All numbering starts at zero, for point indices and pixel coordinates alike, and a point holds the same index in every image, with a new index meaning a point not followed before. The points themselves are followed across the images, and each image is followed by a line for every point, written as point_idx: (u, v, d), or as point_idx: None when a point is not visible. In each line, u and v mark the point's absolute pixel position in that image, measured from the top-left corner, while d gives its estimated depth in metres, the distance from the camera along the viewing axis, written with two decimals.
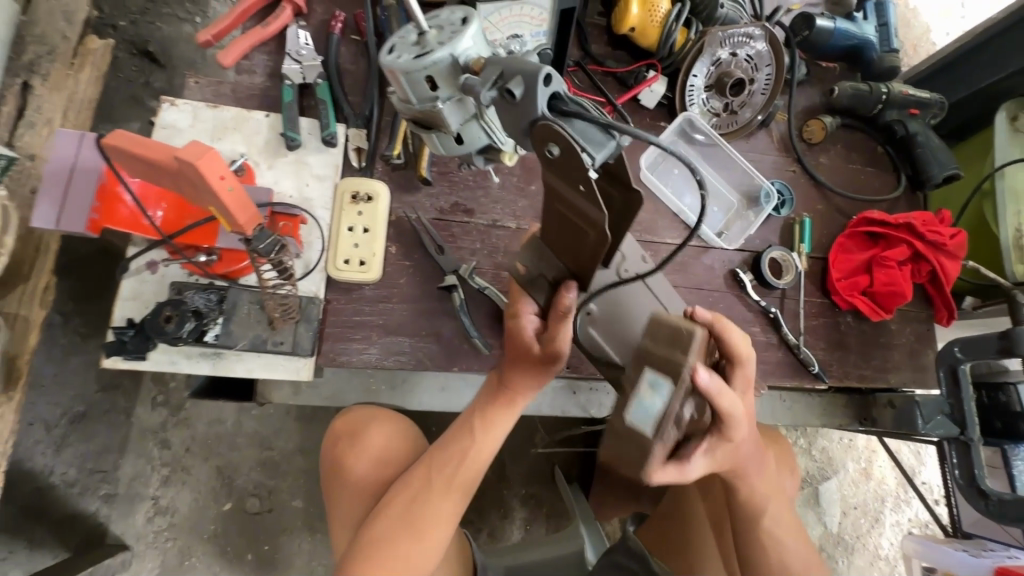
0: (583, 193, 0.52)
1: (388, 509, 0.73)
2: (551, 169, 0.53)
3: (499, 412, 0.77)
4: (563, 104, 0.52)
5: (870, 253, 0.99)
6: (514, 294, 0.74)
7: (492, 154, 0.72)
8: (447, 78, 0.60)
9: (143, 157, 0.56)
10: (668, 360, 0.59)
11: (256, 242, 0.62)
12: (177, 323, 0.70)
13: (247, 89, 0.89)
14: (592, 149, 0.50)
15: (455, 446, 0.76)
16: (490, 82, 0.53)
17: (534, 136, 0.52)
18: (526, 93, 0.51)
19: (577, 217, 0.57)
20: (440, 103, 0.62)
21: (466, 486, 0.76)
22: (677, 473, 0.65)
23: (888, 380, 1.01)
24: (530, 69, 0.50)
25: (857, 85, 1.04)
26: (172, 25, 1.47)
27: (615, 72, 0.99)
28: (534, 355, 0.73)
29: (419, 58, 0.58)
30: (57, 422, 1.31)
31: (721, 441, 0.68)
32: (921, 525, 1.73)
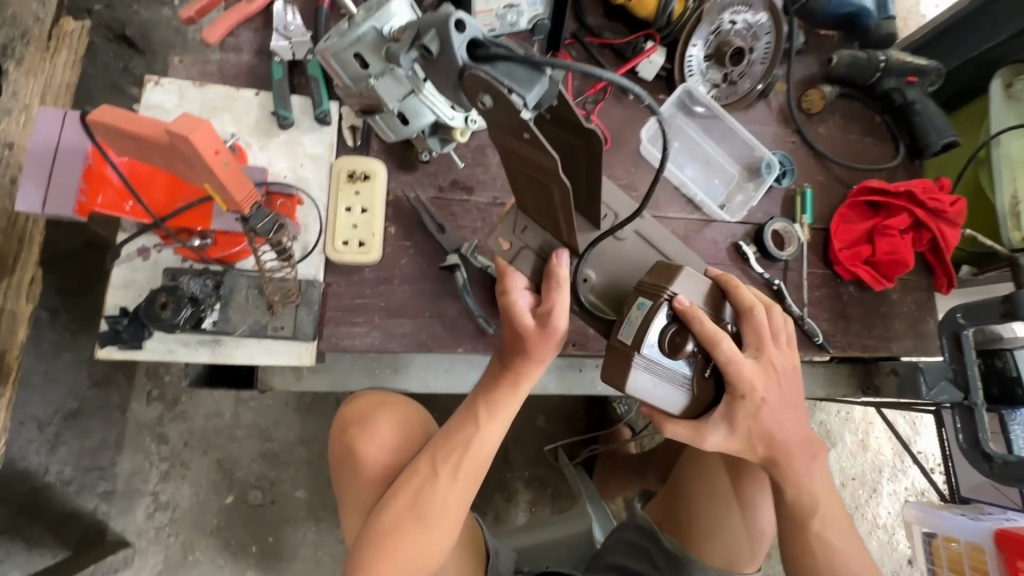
0: (530, 142, 0.53)
1: (396, 499, 0.71)
2: (495, 123, 0.54)
3: (502, 395, 0.75)
4: (484, 48, 0.52)
5: (871, 223, 0.99)
6: (500, 272, 0.73)
7: (445, 135, 0.77)
8: (373, 51, 0.66)
9: (132, 132, 0.53)
10: (651, 286, 0.69)
11: (254, 220, 0.60)
12: (173, 310, 0.69)
13: (234, 68, 0.85)
14: (521, 89, 0.50)
15: (459, 433, 0.74)
16: (407, 43, 0.58)
17: (466, 89, 0.52)
18: (443, 48, 0.52)
19: (540, 174, 0.58)
20: (373, 78, 0.68)
21: (472, 473, 0.74)
22: (690, 428, 0.72)
23: (890, 349, 1.01)
24: (441, 18, 0.51)
25: (855, 53, 1.03)
26: (150, 9, 1.42)
27: (613, 43, 0.97)
28: (531, 333, 0.71)
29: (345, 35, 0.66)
30: (49, 420, 1.28)
31: (737, 403, 0.71)
32: (917, 493, 1.76)
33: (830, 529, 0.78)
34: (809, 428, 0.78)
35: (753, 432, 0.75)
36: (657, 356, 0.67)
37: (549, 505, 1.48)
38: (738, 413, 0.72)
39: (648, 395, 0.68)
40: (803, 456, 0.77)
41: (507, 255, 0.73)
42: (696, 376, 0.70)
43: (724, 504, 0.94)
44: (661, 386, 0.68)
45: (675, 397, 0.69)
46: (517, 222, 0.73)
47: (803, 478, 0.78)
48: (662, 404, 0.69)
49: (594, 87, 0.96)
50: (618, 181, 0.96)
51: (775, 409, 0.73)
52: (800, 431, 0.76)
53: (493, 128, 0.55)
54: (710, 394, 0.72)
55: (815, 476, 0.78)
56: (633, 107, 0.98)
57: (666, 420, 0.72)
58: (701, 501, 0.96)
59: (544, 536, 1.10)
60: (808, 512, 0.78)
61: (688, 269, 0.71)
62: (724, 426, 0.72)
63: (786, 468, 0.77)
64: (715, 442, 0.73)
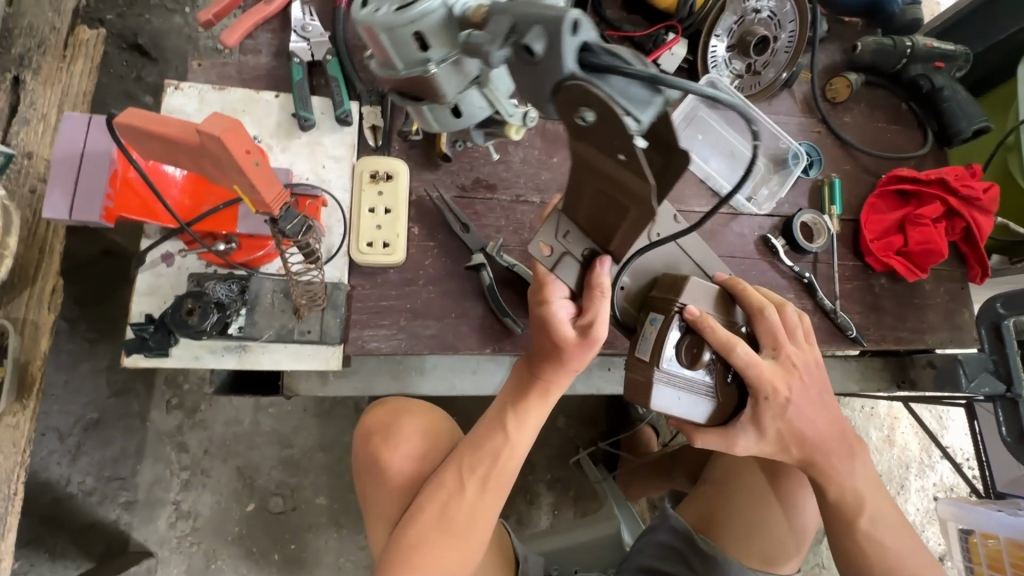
0: (621, 164, 0.50)
1: (425, 511, 0.68)
2: (584, 136, 0.50)
3: (530, 405, 0.71)
4: (595, 53, 0.46)
5: (903, 212, 0.97)
6: (539, 278, 0.68)
7: (497, 131, 0.68)
8: (440, 32, 0.53)
9: (161, 134, 0.52)
10: (660, 300, 0.68)
11: (283, 223, 0.59)
12: (200, 316, 0.68)
13: (253, 70, 0.84)
14: (636, 110, 0.46)
15: (486, 444, 0.71)
16: (499, 38, 0.46)
17: (563, 100, 0.47)
18: (549, 50, 0.45)
19: (618, 191, 0.54)
20: (432, 65, 0.55)
21: (501, 486, 0.71)
22: (719, 434, 0.71)
23: (926, 341, 0.99)
24: (555, 18, 0.43)
25: (880, 40, 1.01)
26: (162, 17, 1.42)
27: (633, 36, 0.96)
28: (569, 343, 0.67)
29: (406, 9, 0.52)
30: (71, 430, 1.28)
31: (764, 404, 0.69)
32: (946, 489, 1.73)
33: (878, 525, 0.76)
34: (841, 422, 0.76)
35: (783, 432, 0.73)
36: (676, 369, 0.66)
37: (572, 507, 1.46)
38: (765, 413, 0.70)
39: (672, 408, 0.66)
40: (841, 454, 0.76)
41: (548, 261, 0.67)
42: (717, 382, 0.68)
43: (761, 504, 0.93)
44: (684, 398, 0.66)
45: (699, 406, 0.68)
46: (559, 227, 0.66)
47: (846, 474, 0.76)
48: (688, 415, 0.67)
49: None
50: None
51: (805, 407, 0.72)
52: (833, 426, 0.74)
53: (573, 137, 0.51)
54: (735, 398, 0.70)
55: (858, 474, 0.76)
56: None
57: (694, 429, 0.72)
58: (738, 506, 0.94)
59: (571, 540, 1.08)
60: (853, 512, 0.76)
61: (695, 277, 0.70)
62: (754, 429, 0.71)
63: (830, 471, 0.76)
64: (745, 446, 0.72)
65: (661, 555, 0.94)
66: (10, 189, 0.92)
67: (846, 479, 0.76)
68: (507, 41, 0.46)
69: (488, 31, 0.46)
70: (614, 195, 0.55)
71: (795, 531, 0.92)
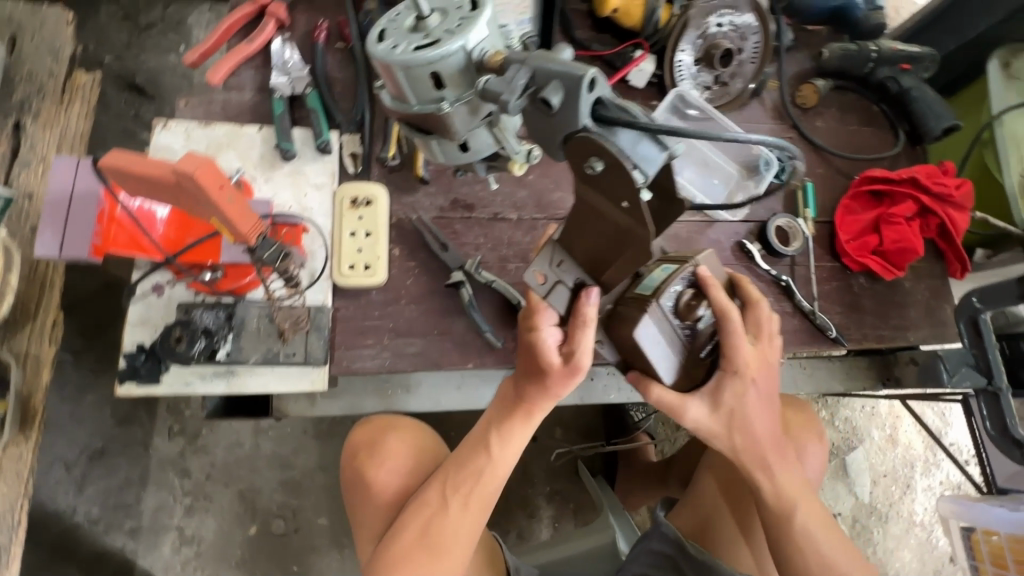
0: (624, 211, 0.52)
1: (408, 528, 0.69)
2: (592, 185, 0.53)
3: (514, 426, 0.71)
4: (608, 109, 0.50)
5: (876, 212, 0.99)
6: (530, 306, 0.64)
7: (499, 164, 0.72)
8: (456, 75, 0.58)
9: (140, 173, 0.55)
10: (678, 257, 0.71)
11: (260, 251, 0.63)
12: (187, 343, 0.72)
13: (238, 106, 0.88)
14: (643, 164, 0.50)
15: (470, 463, 0.72)
16: (516, 89, 0.50)
17: (573, 149, 0.51)
18: (565, 103, 0.49)
19: (617, 233, 0.55)
20: (445, 104, 0.60)
21: (485, 505, 0.72)
22: (677, 400, 0.69)
23: (908, 338, 1.00)
24: (573, 75, 0.47)
25: (845, 46, 1.04)
26: (157, 56, 1.48)
27: (602, 55, 0.99)
28: (554, 371, 0.65)
29: (426, 48, 0.56)
30: (77, 460, 1.31)
31: (728, 380, 0.69)
32: (953, 487, 1.71)
33: (813, 526, 0.73)
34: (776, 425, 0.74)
35: (735, 416, 0.71)
36: (668, 312, 0.66)
37: (573, 519, 1.46)
38: (726, 390, 0.69)
39: (648, 346, 0.65)
40: (773, 453, 0.74)
41: (541, 289, 0.64)
42: (692, 350, 0.68)
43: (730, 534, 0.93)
44: (664, 345, 0.66)
45: (671, 360, 0.67)
46: (553, 257, 0.64)
47: (773, 470, 0.74)
48: (657, 359, 0.66)
49: None
50: None
51: (765, 396, 0.71)
52: (769, 427, 0.72)
53: (579, 182, 0.54)
54: (701, 369, 0.70)
55: (784, 472, 0.74)
56: None
57: (653, 382, 0.69)
58: (712, 525, 0.95)
59: (567, 551, 1.08)
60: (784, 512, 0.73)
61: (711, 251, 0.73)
62: (709, 402, 0.70)
63: (762, 475, 0.74)
64: (695, 415, 0.70)
65: (655, 563, 0.94)
66: (13, 230, 0.97)
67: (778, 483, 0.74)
68: (528, 95, 0.51)
69: (509, 82, 0.50)
70: (619, 238, 0.56)
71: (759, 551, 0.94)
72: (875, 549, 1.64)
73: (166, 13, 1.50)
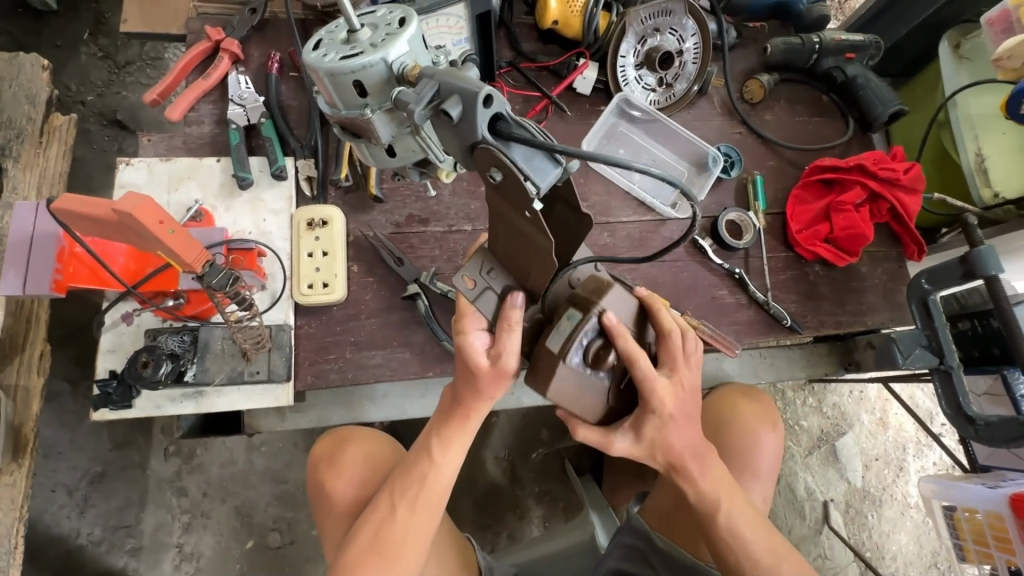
0: (529, 221, 0.54)
1: (358, 537, 0.73)
2: (499, 194, 0.54)
3: (453, 431, 0.74)
4: (507, 123, 0.50)
5: (826, 200, 1.00)
6: (460, 309, 0.68)
7: (428, 168, 0.72)
8: (377, 85, 0.59)
9: (88, 215, 0.60)
10: (584, 298, 0.70)
11: (208, 278, 0.66)
12: (153, 367, 0.75)
13: (198, 139, 0.93)
14: (537, 176, 0.50)
15: (414, 468, 0.75)
16: (423, 101, 0.51)
17: (474, 160, 0.51)
18: (464, 114, 0.49)
19: (527, 240, 0.58)
20: (368, 112, 0.61)
21: (433, 507, 0.75)
22: (601, 437, 0.74)
23: (866, 322, 1.01)
24: (470, 90, 0.48)
25: (788, 39, 1.06)
26: (137, 92, 1.54)
27: (548, 65, 1.02)
28: (483, 373, 0.67)
29: (350, 59, 0.58)
30: (78, 484, 1.36)
31: (646, 415, 0.72)
32: (947, 467, 1.70)
33: (739, 522, 0.78)
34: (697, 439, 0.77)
35: (657, 443, 0.75)
36: (578, 365, 0.70)
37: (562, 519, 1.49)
38: (646, 424, 0.73)
39: (564, 400, 0.71)
40: (694, 455, 0.77)
41: (471, 294, 0.67)
42: (612, 390, 0.74)
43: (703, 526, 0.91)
44: (579, 394, 0.72)
45: (592, 403, 0.73)
46: (482, 264, 0.69)
47: (696, 476, 0.77)
48: (577, 407, 0.73)
49: (533, 109, 1.01)
50: None
51: (686, 415, 0.74)
52: (692, 441, 0.76)
53: (489, 192, 0.55)
54: (622, 400, 0.75)
55: (709, 474, 0.78)
56: (576, 121, 1.02)
57: (579, 423, 0.75)
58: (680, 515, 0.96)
59: (552, 547, 1.11)
60: (709, 512, 0.78)
61: (616, 286, 0.71)
62: (631, 434, 0.74)
63: (691, 479, 0.78)
64: (621, 448, 0.75)
65: (627, 557, 0.96)
66: None
67: (703, 486, 0.78)
68: (434, 108, 0.52)
69: (418, 94, 0.52)
70: (530, 247, 0.58)
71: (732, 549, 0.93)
72: (870, 533, 1.64)
73: (142, 50, 1.56)
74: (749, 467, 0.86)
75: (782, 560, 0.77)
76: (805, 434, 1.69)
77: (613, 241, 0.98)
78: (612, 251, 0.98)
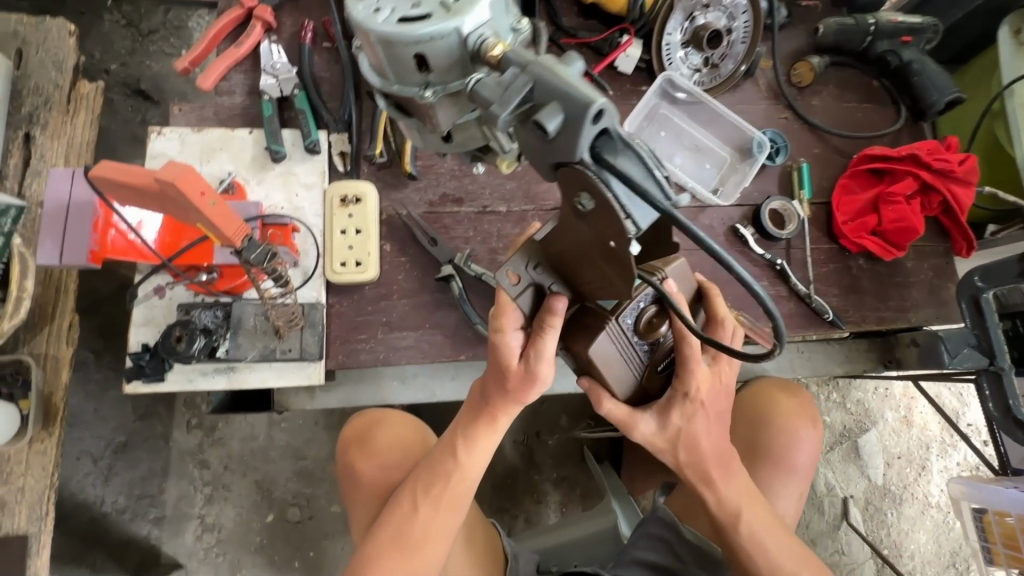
0: (611, 250, 0.51)
1: (383, 528, 0.73)
2: (581, 219, 0.51)
3: (480, 432, 0.74)
4: (613, 143, 0.45)
5: (875, 191, 0.96)
6: (499, 305, 0.64)
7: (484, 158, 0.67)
8: (446, 60, 0.51)
9: (128, 183, 0.58)
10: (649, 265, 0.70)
11: (246, 253, 0.64)
12: (187, 342, 0.74)
13: (230, 110, 0.91)
14: (638, 215, 0.47)
15: (439, 466, 0.74)
16: (512, 103, 0.44)
17: (563, 180, 0.47)
18: (566, 130, 0.43)
19: (601, 262, 0.55)
20: (428, 94, 0.54)
21: (455, 507, 0.74)
22: (627, 416, 0.75)
23: (910, 319, 0.98)
24: (579, 103, 0.41)
25: (842, 20, 1.01)
26: (160, 61, 1.51)
27: (589, 42, 0.98)
28: (514, 375, 0.67)
29: (414, 26, 0.49)
30: (102, 453, 1.38)
31: (680, 400, 0.75)
32: (971, 468, 1.67)
33: (758, 530, 0.77)
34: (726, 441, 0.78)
35: (682, 435, 0.76)
36: (628, 329, 0.70)
37: (580, 504, 1.48)
38: (676, 410, 0.75)
39: (602, 362, 0.70)
40: (719, 466, 0.77)
41: (514, 289, 0.64)
42: (649, 370, 0.74)
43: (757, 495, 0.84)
44: (620, 360, 0.71)
45: (627, 373, 0.73)
46: (530, 259, 0.64)
47: (718, 485, 0.77)
48: (612, 376, 0.72)
49: None
50: None
51: (713, 419, 0.76)
52: (718, 444, 0.76)
53: (563, 206, 0.52)
54: (654, 384, 0.76)
55: (732, 482, 0.78)
56: (616, 102, 0.99)
57: (606, 396, 0.74)
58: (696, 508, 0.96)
59: (573, 534, 1.10)
60: (730, 519, 0.77)
61: (683, 260, 0.74)
62: (658, 417, 0.76)
63: (715, 487, 0.77)
64: (645, 430, 0.76)
65: (654, 547, 0.95)
66: (25, 236, 0.98)
67: (726, 494, 0.78)
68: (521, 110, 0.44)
69: (504, 91, 0.44)
70: (608, 267, 0.55)
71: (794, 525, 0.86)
72: (889, 530, 1.62)
73: (166, 18, 1.53)
74: (784, 463, 0.85)
75: (802, 565, 0.76)
76: (827, 430, 1.67)
77: None
78: None
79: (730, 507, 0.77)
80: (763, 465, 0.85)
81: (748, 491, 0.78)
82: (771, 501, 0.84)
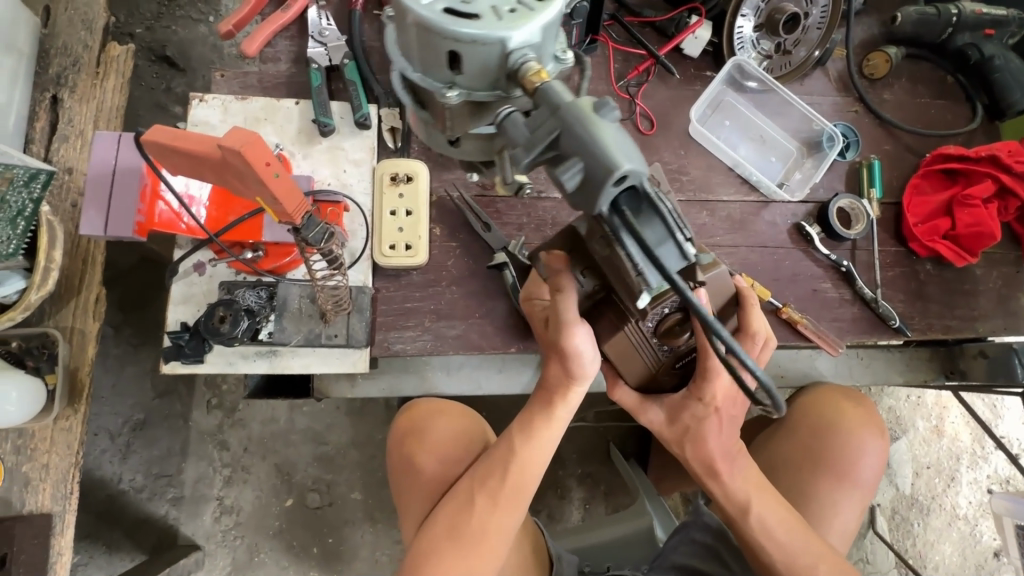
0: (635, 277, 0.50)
1: (439, 521, 0.70)
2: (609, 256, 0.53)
3: (535, 419, 0.71)
4: (639, 203, 0.42)
5: (949, 194, 0.92)
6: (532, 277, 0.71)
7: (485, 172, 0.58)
8: (482, 69, 0.41)
9: (180, 148, 0.54)
10: None
11: (305, 232, 0.60)
12: (231, 323, 0.71)
13: (275, 78, 0.86)
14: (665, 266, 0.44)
15: (494, 461, 0.71)
16: (537, 142, 0.40)
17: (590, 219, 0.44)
18: (584, 185, 0.40)
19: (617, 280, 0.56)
20: (448, 90, 0.43)
21: (512, 504, 0.70)
22: (635, 402, 0.77)
23: (976, 329, 0.93)
24: (601, 163, 0.38)
25: (922, 10, 0.94)
26: (187, 27, 1.45)
27: (654, 22, 0.93)
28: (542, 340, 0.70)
29: (458, 20, 0.38)
30: (120, 430, 1.34)
31: (692, 402, 0.72)
32: (1001, 481, 1.64)
33: (772, 523, 0.72)
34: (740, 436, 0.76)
35: (690, 433, 0.75)
36: (649, 332, 0.66)
37: (604, 502, 1.45)
38: (686, 410, 0.73)
39: (618, 354, 0.69)
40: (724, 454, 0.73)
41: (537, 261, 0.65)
42: (664, 365, 0.71)
43: (819, 506, 0.81)
44: (636, 355, 0.69)
45: (638, 366, 0.71)
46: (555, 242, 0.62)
47: (723, 477, 0.73)
48: (624, 366, 0.72)
49: (636, 69, 0.92)
50: (666, 166, 0.91)
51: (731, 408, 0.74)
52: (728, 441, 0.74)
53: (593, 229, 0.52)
54: (671, 380, 0.74)
55: (739, 468, 0.74)
56: (679, 87, 0.93)
57: (616, 384, 0.77)
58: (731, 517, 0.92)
59: (608, 534, 1.07)
60: (739, 510, 0.73)
61: (724, 269, 0.69)
62: (667, 410, 0.75)
63: (727, 481, 0.73)
64: (654, 418, 0.77)
65: (694, 553, 0.91)
66: (53, 204, 0.93)
67: (733, 488, 0.73)
68: (542, 153, 0.41)
69: (530, 130, 0.41)
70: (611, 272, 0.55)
71: (851, 540, 0.83)
72: (914, 541, 1.59)
73: None
74: (848, 474, 0.82)
75: (819, 562, 0.70)
76: None
77: (712, 220, 0.91)
78: (710, 231, 0.90)
79: (742, 494, 0.73)
80: (824, 475, 0.82)
81: (756, 478, 0.74)
82: (830, 513, 0.81)
